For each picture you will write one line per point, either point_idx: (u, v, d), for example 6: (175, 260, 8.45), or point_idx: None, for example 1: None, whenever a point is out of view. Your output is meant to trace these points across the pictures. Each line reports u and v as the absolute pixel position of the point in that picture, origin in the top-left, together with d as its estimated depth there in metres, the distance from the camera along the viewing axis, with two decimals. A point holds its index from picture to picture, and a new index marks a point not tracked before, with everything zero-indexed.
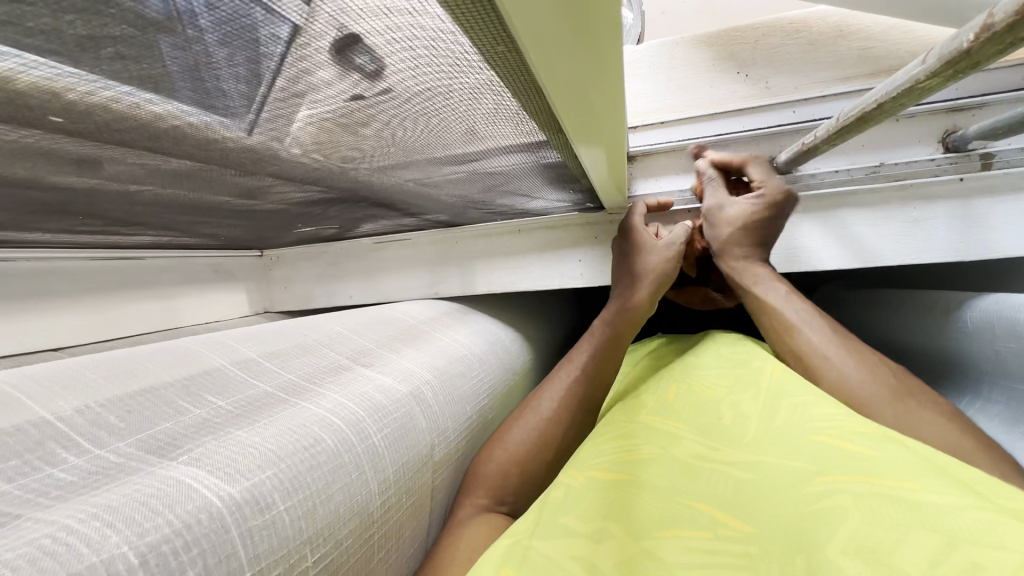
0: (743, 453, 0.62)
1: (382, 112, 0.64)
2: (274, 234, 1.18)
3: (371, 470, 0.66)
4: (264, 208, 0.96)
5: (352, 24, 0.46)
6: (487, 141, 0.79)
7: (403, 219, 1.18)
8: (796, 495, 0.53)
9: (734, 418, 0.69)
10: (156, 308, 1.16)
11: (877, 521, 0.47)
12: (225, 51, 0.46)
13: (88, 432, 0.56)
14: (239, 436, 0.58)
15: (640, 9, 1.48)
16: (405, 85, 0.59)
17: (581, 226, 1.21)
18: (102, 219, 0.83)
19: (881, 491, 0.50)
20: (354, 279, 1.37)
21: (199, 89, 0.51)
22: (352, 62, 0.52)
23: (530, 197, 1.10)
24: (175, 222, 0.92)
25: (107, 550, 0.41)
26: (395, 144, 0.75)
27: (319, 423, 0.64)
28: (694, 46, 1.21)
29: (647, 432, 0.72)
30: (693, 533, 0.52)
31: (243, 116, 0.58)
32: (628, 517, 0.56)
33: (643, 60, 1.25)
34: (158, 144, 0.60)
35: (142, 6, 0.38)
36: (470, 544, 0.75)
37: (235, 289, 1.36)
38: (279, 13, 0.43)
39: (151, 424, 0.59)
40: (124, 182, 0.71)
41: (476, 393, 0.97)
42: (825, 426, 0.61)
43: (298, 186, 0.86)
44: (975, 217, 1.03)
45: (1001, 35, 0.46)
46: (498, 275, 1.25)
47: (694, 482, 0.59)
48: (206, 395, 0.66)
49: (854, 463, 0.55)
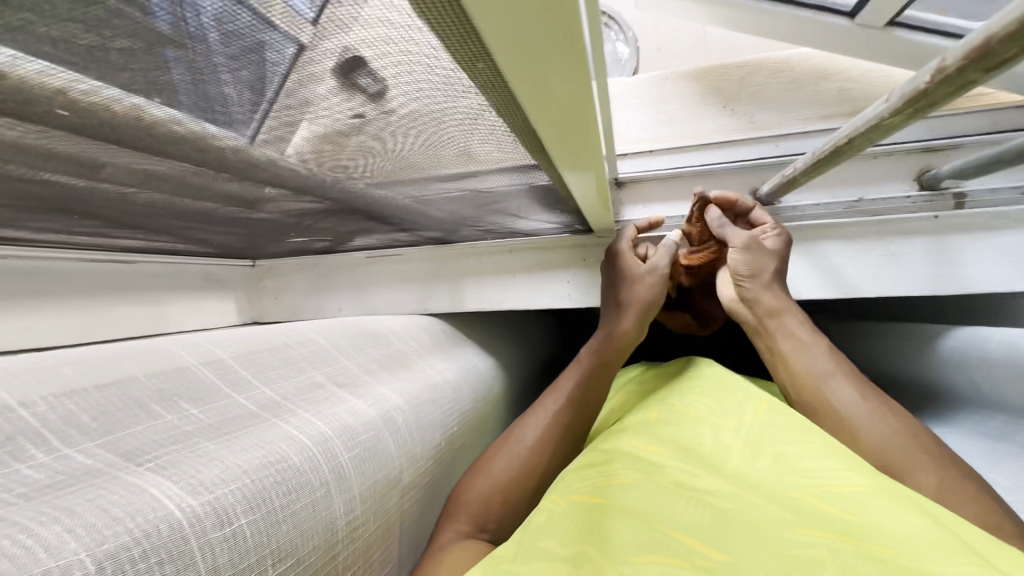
0: (724, 482, 0.58)
1: (379, 128, 0.67)
2: (268, 243, 1.19)
3: (337, 486, 0.67)
4: (259, 217, 0.98)
5: (355, 47, 0.50)
6: (481, 161, 0.82)
7: (397, 234, 1.20)
8: (774, 533, 0.50)
9: (717, 446, 0.65)
10: (144, 313, 1.17)
11: (861, 574, 0.43)
12: (231, 67, 0.49)
13: (59, 427, 0.56)
14: (207, 447, 0.60)
15: (634, 45, 1.55)
16: (407, 106, 0.62)
17: (570, 248, 1.24)
18: (101, 219, 0.84)
19: (868, 551, 0.46)
20: (346, 292, 1.38)
21: (202, 99, 0.53)
22: (356, 83, 0.56)
23: (521, 218, 1.12)
24: (172, 226, 0.94)
25: (63, 555, 0.41)
26: (391, 159, 0.78)
27: (286, 440, 0.65)
28: (683, 80, 1.27)
29: (625, 452, 0.68)
30: (668, 564, 0.48)
31: (248, 124, 0.61)
32: (602, 543, 0.53)
33: (635, 91, 1.30)
34: (156, 150, 0.62)
35: (154, 22, 0.41)
36: (451, 565, 0.71)
37: (224, 297, 1.38)
38: (287, 34, 0.46)
39: (123, 426, 0.59)
40: (118, 184, 0.73)
41: (446, 418, 0.99)
42: (814, 465, 0.57)
43: (293, 196, 0.88)
44: (950, 253, 1.07)
45: (953, 76, 0.49)
46: (488, 293, 1.28)
47: (672, 508, 0.56)
48: (182, 403, 0.66)
49: (840, 517, 0.50)
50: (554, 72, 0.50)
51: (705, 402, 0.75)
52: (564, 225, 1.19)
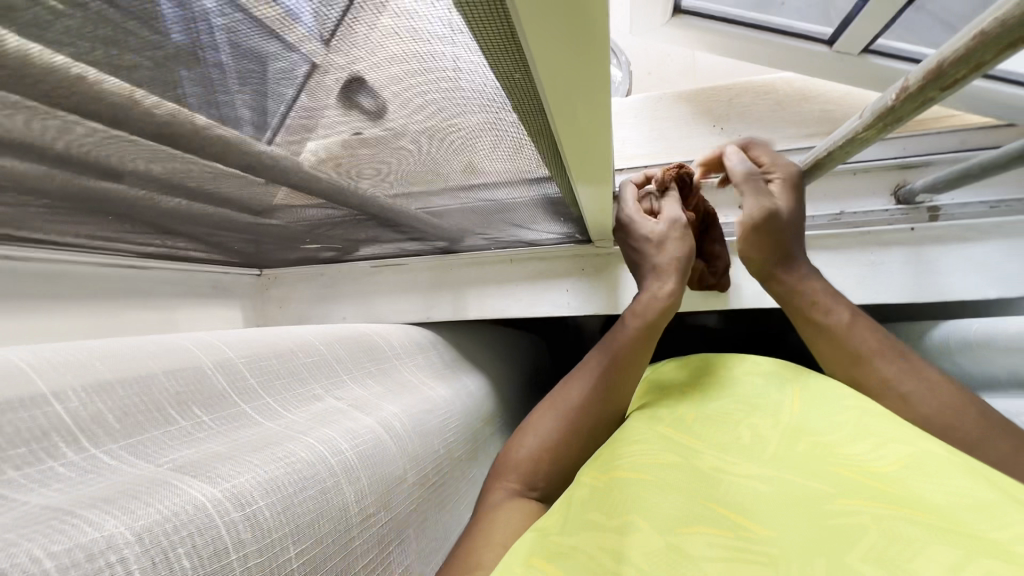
0: (765, 468, 0.61)
1: (387, 141, 0.68)
2: (278, 251, 1.19)
3: (347, 478, 0.66)
4: (273, 225, 0.98)
5: (360, 70, 0.52)
6: (492, 172, 0.84)
7: (403, 243, 1.21)
8: (819, 509, 0.52)
9: (755, 435, 0.68)
10: (154, 318, 1.15)
11: (908, 541, 0.46)
12: (240, 80, 0.51)
13: (87, 426, 0.54)
14: (213, 445, 0.61)
15: (628, 69, 1.64)
16: (406, 125, 0.64)
17: (571, 257, 1.26)
18: (140, 224, 0.85)
19: (913, 518, 0.48)
20: (350, 301, 1.38)
21: (216, 107, 0.55)
22: (356, 100, 0.58)
23: (525, 229, 1.15)
24: (200, 232, 0.95)
25: (106, 529, 0.43)
26: (408, 167, 0.79)
27: (307, 448, 0.64)
28: (675, 101, 1.33)
29: (664, 438, 0.70)
30: (719, 538, 0.51)
31: (268, 129, 0.61)
32: (649, 516, 0.55)
33: (629, 111, 1.36)
34: (183, 156, 0.63)
35: (166, 35, 0.42)
36: (505, 527, 0.73)
37: (231, 304, 1.36)
38: (298, 53, 0.48)
39: (143, 427, 0.58)
40: (141, 191, 0.73)
41: (445, 428, 0.98)
42: (846, 450, 0.60)
43: (311, 204, 0.89)
44: (927, 263, 1.12)
45: (915, 95, 0.55)
46: (494, 301, 1.29)
47: (715, 490, 0.58)
48: (196, 407, 0.65)
49: (882, 490, 0.53)
50: (582, 74, 0.50)
51: (737, 396, 0.78)
52: (565, 236, 1.20)
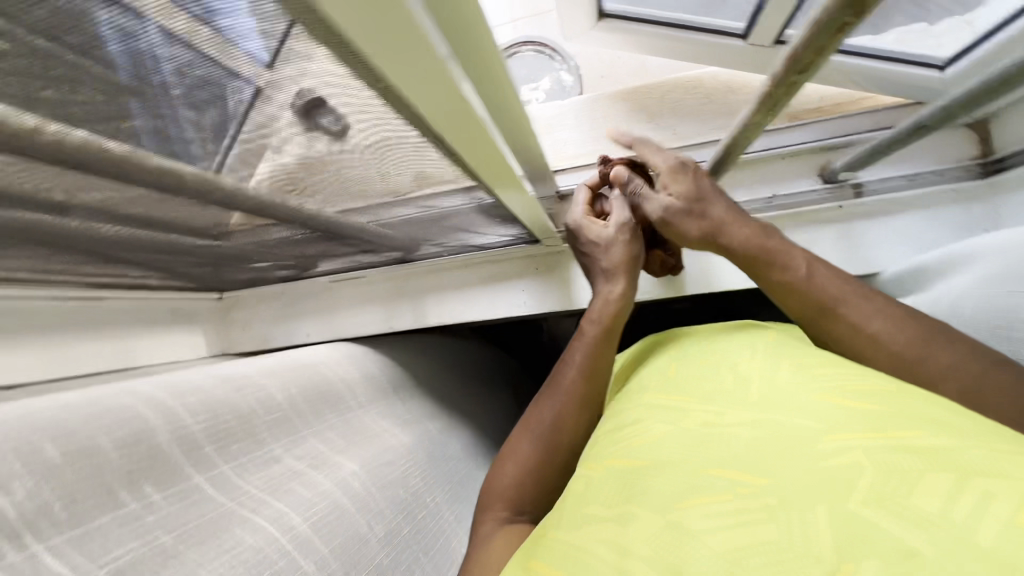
0: (749, 411, 0.57)
1: (334, 161, 0.67)
2: (233, 273, 1.13)
3: (301, 556, 0.62)
4: (225, 247, 0.93)
5: (312, 91, 0.51)
6: (437, 182, 0.82)
7: (356, 256, 1.16)
8: (814, 448, 0.50)
9: (739, 376, 0.64)
10: (110, 350, 1.04)
11: (903, 472, 0.45)
12: (191, 108, 0.50)
13: (30, 513, 0.49)
14: (162, 536, 0.56)
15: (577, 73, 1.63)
16: (366, 139, 0.61)
17: (524, 258, 1.26)
18: (82, 253, 0.78)
19: (904, 444, 0.48)
20: (312, 316, 1.32)
21: (162, 140, 0.53)
22: (318, 122, 0.57)
23: (478, 234, 1.13)
24: (143, 259, 0.88)
25: None
26: (355, 183, 0.76)
27: (253, 530, 0.61)
28: (609, 101, 1.34)
29: (645, 403, 0.65)
30: (718, 506, 0.48)
31: (215, 159, 0.59)
32: (641, 500, 0.51)
33: (570, 113, 1.37)
34: (117, 185, 0.59)
35: (113, 73, 0.43)
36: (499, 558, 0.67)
37: (193, 329, 1.26)
38: (243, 76, 0.47)
39: (92, 514, 0.53)
40: (85, 221, 0.68)
41: (427, 479, 0.91)
42: (829, 379, 0.58)
43: (266, 225, 0.84)
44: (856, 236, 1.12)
45: (781, 78, 0.57)
46: (457, 307, 1.26)
47: (705, 449, 0.54)
48: (148, 486, 0.59)
49: (870, 417, 0.51)
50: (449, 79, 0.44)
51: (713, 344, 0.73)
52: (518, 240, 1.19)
